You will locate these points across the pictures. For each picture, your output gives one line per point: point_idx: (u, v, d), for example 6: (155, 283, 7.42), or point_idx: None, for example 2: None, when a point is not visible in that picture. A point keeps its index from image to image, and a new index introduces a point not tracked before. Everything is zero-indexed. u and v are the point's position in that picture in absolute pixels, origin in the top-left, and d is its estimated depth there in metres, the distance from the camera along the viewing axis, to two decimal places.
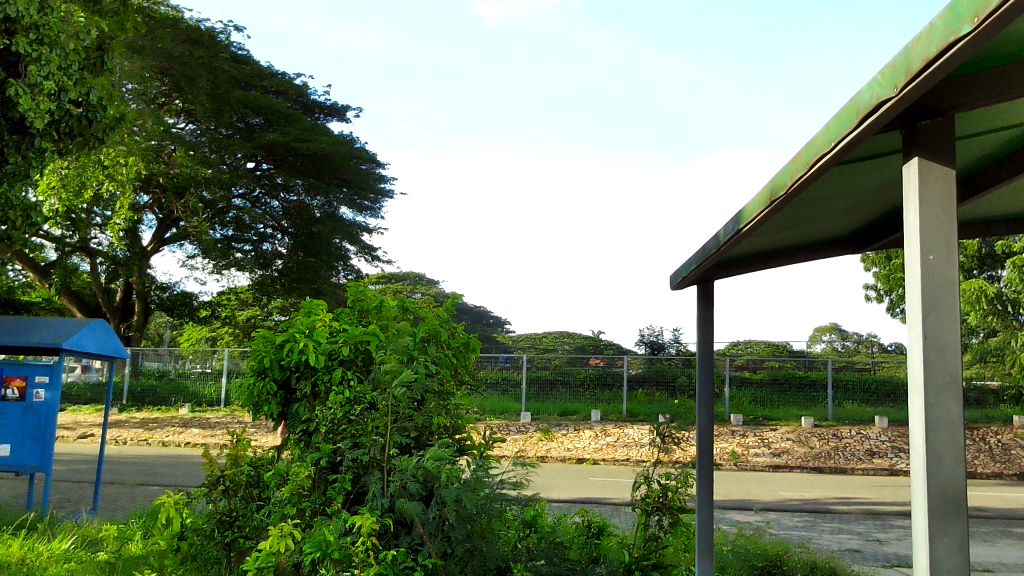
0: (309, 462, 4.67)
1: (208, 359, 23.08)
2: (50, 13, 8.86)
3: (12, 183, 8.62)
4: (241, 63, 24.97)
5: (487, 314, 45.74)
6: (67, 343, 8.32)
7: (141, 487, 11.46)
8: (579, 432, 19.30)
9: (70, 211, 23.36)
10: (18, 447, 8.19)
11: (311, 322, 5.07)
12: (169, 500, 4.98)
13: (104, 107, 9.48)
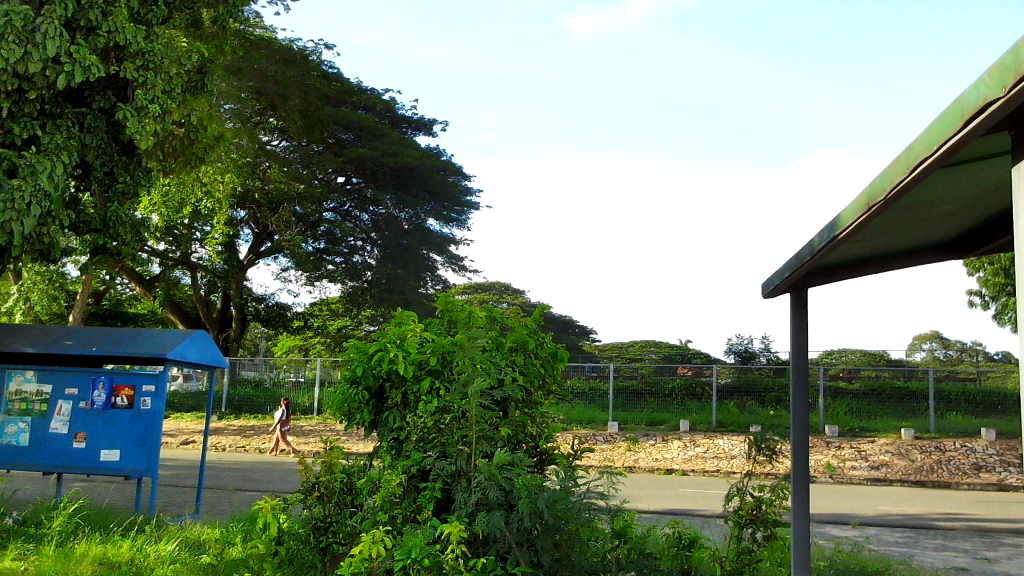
0: (400, 470, 4.77)
1: (302, 368, 23.75)
2: (155, 39, 9.18)
3: (122, 201, 9.62)
4: (331, 81, 25.77)
5: (572, 323, 45.63)
6: (171, 353, 8.69)
7: (240, 493, 11.85)
8: (668, 443, 19.05)
9: (172, 227, 24.33)
10: (126, 453, 8.61)
11: (403, 332, 5.16)
12: (267, 504, 5.17)
13: (204, 127, 9.99)
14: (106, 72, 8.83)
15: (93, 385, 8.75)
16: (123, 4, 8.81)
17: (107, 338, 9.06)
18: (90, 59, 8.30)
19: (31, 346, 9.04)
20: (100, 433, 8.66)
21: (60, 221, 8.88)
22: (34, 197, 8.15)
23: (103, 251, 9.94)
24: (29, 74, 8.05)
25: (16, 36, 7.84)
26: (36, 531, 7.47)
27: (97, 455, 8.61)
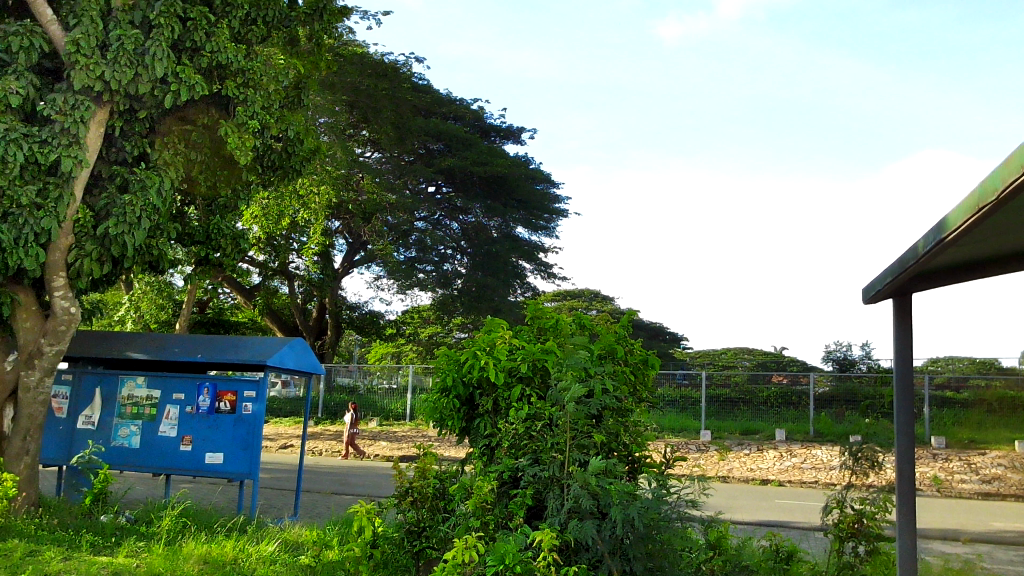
0: (492, 476, 4.81)
1: (394, 375, 24.06)
2: (255, 57, 9.48)
3: (224, 214, 10.19)
4: (422, 92, 26.23)
5: (663, 331, 45.09)
6: (271, 359, 9.00)
7: (336, 496, 12.17)
8: (763, 453, 18.63)
9: (272, 238, 25.14)
10: (229, 456, 8.93)
11: (493, 339, 5.19)
12: (362, 509, 5.27)
13: (302, 141, 10.21)
14: (210, 91, 9.19)
15: (199, 391, 9.12)
16: (225, 25, 9.13)
17: (211, 345, 9.44)
18: (195, 78, 8.67)
19: (141, 352, 9.49)
20: (205, 436, 9.03)
21: (168, 234, 9.30)
22: (144, 211, 8.58)
23: (207, 262, 10.44)
24: (139, 94, 8.48)
25: (127, 59, 8.26)
26: (147, 530, 7.82)
27: (203, 457, 8.98)
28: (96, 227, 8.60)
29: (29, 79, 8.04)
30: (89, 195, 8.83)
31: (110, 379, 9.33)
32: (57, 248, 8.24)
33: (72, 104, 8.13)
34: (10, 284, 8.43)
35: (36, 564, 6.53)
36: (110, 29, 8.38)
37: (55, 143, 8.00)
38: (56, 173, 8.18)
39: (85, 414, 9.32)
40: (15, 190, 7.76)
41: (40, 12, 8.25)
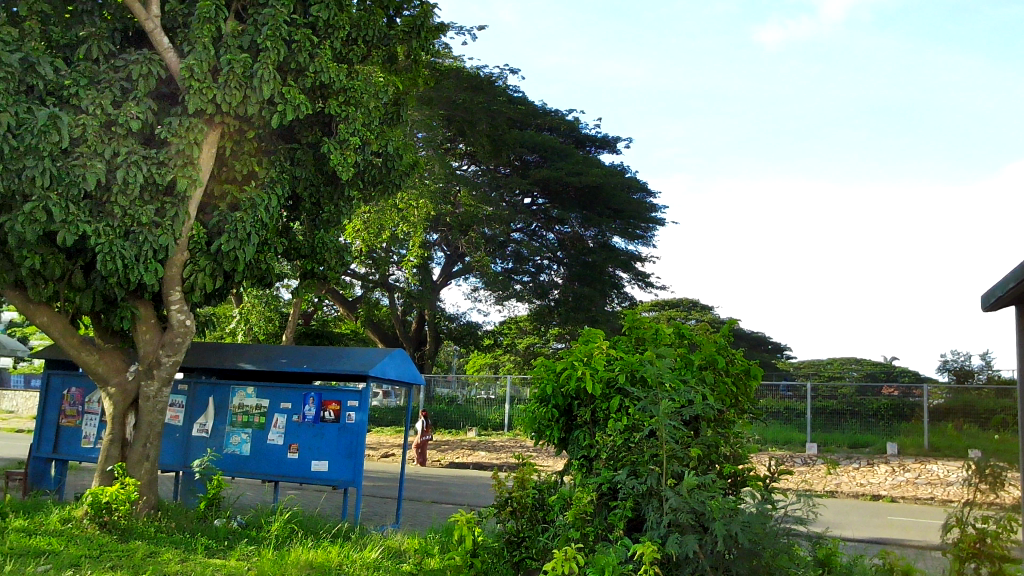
0: (591, 488, 4.78)
1: (492, 385, 24.27)
2: (356, 76, 9.75)
3: (327, 230, 10.48)
4: (517, 104, 26.40)
5: (765, 339, 43.98)
6: (373, 370, 9.21)
7: (437, 505, 12.34)
8: (874, 468, 17.96)
9: (371, 251, 25.40)
10: (334, 464, 9.17)
11: (590, 350, 5.11)
12: (463, 517, 5.31)
13: (401, 156, 10.42)
14: (313, 110, 9.49)
15: (305, 400, 9.40)
16: (327, 45, 9.42)
17: (316, 356, 9.72)
18: (299, 98, 8.96)
19: (251, 363, 9.85)
20: (311, 444, 9.30)
21: (275, 249, 9.66)
22: (253, 228, 8.95)
23: (312, 275, 10.82)
24: (248, 115, 8.84)
25: (236, 82, 8.62)
26: (257, 535, 8.12)
27: (308, 465, 9.25)
28: (209, 243, 9.00)
29: (147, 105, 8.47)
30: (202, 213, 9.26)
31: (222, 389, 9.75)
32: (174, 264, 8.67)
33: (187, 127, 8.53)
34: (131, 298, 8.91)
35: (157, 565, 6.88)
36: (221, 54, 8.76)
37: (172, 164, 8.41)
38: (173, 193, 8.61)
39: (199, 422, 9.76)
40: (136, 209, 8.21)
41: (157, 41, 8.70)
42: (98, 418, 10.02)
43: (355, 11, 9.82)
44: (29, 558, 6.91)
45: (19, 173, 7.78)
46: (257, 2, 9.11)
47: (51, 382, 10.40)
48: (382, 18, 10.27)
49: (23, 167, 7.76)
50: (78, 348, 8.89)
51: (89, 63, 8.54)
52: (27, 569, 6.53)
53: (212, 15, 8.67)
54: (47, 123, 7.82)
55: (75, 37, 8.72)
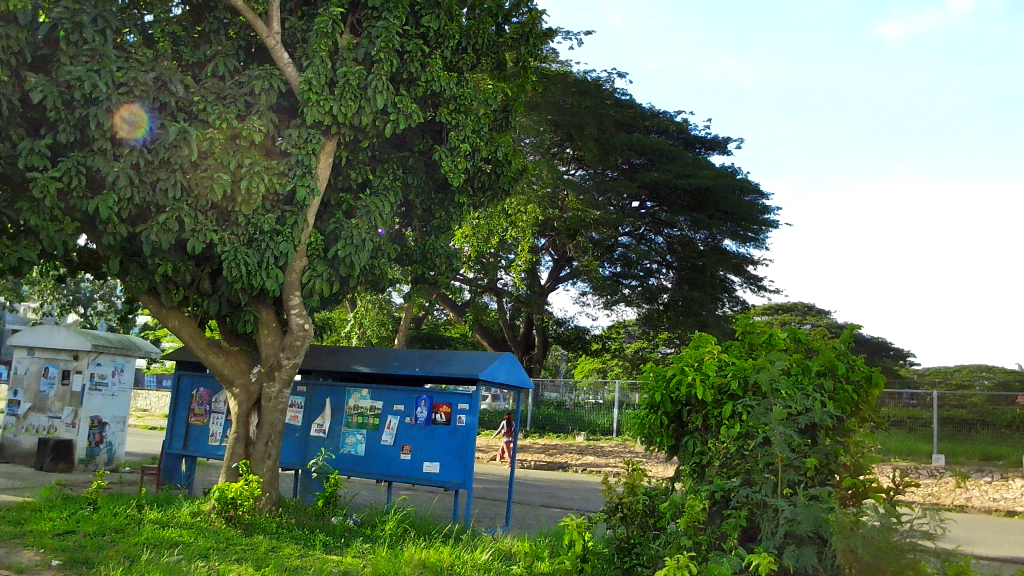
0: (703, 496, 4.69)
1: (601, 390, 24.11)
2: (465, 84, 9.92)
3: (438, 235, 10.70)
4: (624, 108, 26.20)
5: (886, 345, 42.10)
6: (483, 373, 9.31)
7: (546, 509, 12.37)
8: (1007, 482, 16.94)
9: (480, 256, 25.70)
10: (445, 466, 9.32)
11: (701, 355, 5.00)
12: (573, 522, 5.30)
13: (510, 162, 10.52)
14: (425, 118, 9.71)
15: (417, 403, 9.61)
16: (438, 55, 9.63)
17: (427, 360, 9.91)
18: (411, 108, 9.19)
19: (365, 365, 10.14)
20: (423, 446, 9.49)
21: (388, 255, 9.92)
22: (368, 234, 9.22)
23: (424, 280, 11.08)
24: (362, 125, 9.12)
25: (352, 93, 8.91)
26: (372, 532, 8.37)
27: (421, 466, 9.44)
28: (326, 250, 9.33)
29: (268, 118, 8.85)
30: (320, 221, 9.61)
31: (339, 391, 10.08)
32: (293, 270, 9.02)
33: (305, 138, 8.87)
34: (253, 303, 9.33)
35: (280, 559, 7.20)
36: (337, 66, 9.07)
37: (291, 174, 8.78)
38: (292, 202, 8.96)
39: (317, 422, 10.12)
40: (258, 218, 8.61)
41: (278, 56, 9.07)
42: (224, 417, 10.54)
43: (464, 20, 9.99)
44: (163, 548, 7.34)
45: (153, 186, 8.27)
46: (372, 15, 9.39)
47: (181, 382, 10.99)
48: (491, 26, 10.41)
49: (156, 180, 8.24)
50: (206, 351, 9.38)
51: (216, 79, 9.00)
52: (162, 558, 6.95)
53: (329, 30, 8.99)
54: (178, 139, 8.20)
55: (203, 56, 9.20)
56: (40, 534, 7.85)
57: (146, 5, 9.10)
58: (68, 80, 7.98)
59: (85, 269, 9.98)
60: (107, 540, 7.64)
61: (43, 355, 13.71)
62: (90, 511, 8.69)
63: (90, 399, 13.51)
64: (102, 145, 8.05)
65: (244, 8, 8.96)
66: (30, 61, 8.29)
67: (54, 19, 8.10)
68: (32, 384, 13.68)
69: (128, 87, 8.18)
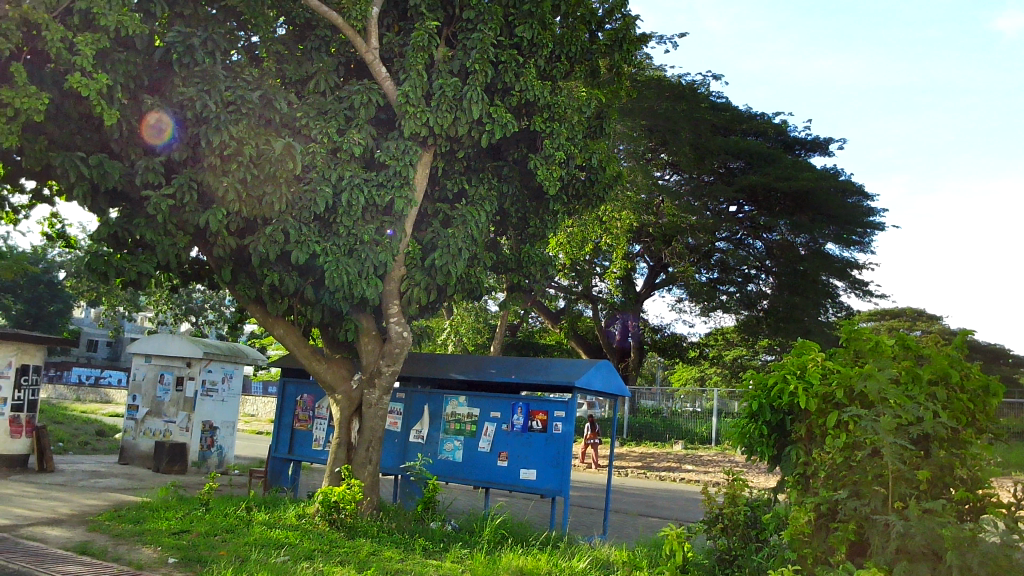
0: (808, 508, 4.56)
1: (699, 398, 23.49)
2: (559, 92, 9.95)
3: (533, 243, 10.76)
4: (720, 111, 25.71)
5: (1005, 352, 39.90)
6: (579, 381, 9.29)
7: (644, 518, 12.25)
8: None
9: (575, 264, 25.66)
10: (541, 473, 9.34)
11: (804, 363, 4.84)
12: (673, 532, 5.21)
13: (604, 169, 10.50)
14: (519, 127, 9.78)
15: (514, 410, 9.68)
16: (532, 64, 9.69)
17: (523, 367, 9.96)
18: (506, 117, 9.28)
19: (462, 373, 10.27)
20: (519, 453, 9.53)
21: (484, 263, 10.05)
22: (464, 243, 9.37)
23: (520, 288, 11.16)
24: (458, 135, 9.27)
25: (448, 104, 9.06)
26: (470, 538, 8.45)
27: (517, 473, 9.48)
28: (424, 259, 9.52)
29: (367, 131, 9.09)
30: (417, 230, 9.79)
31: (437, 398, 10.24)
32: (392, 279, 9.22)
33: (402, 150, 9.07)
34: (354, 312, 9.58)
35: (381, 561, 7.36)
36: (433, 79, 9.24)
37: (389, 185, 8.99)
38: (391, 213, 9.17)
39: (415, 428, 10.30)
40: (358, 229, 8.83)
41: (377, 71, 9.31)
42: (327, 422, 10.86)
43: (558, 29, 10.04)
44: (271, 549, 7.61)
45: (260, 199, 8.59)
46: (467, 27, 9.54)
47: (286, 389, 11.36)
48: (585, 33, 10.40)
49: (262, 193, 8.57)
50: (309, 358, 9.68)
51: (318, 95, 9.32)
52: (270, 558, 7.19)
53: (426, 43, 9.16)
54: (284, 152, 8.49)
55: (305, 72, 9.53)
56: (157, 532, 8.24)
57: (252, 26, 9.49)
58: (181, 100, 8.39)
59: (198, 280, 10.45)
60: (218, 540, 7.96)
61: (159, 362, 14.45)
62: (202, 512, 9.08)
63: (202, 405, 14.11)
64: (212, 161, 8.42)
65: (344, 25, 9.22)
66: (146, 84, 8.76)
67: (168, 43, 8.55)
68: (149, 390, 14.42)
69: (235, 105, 8.54)
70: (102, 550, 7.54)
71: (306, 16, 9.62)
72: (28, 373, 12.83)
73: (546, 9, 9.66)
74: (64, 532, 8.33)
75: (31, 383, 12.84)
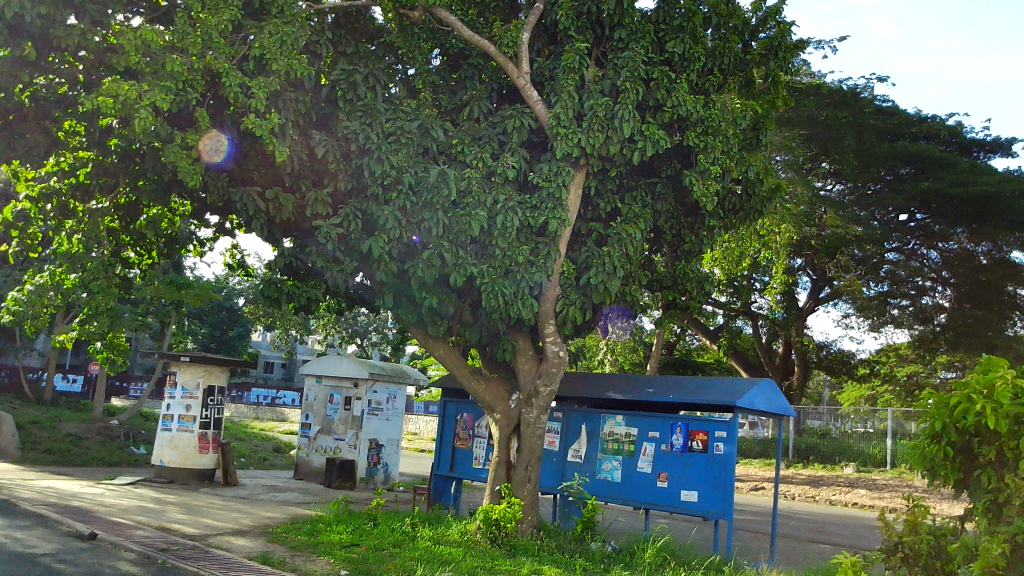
0: (1004, 539, 4.19)
1: (871, 419, 22.43)
2: (713, 106, 9.74)
3: (689, 259, 10.60)
4: (887, 115, 24.14)
5: None
6: (741, 400, 8.99)
7: (813, 544, 11.73)
8: None
9: (733, 279, 25.00)
10: (704, 495, 9.08)
11: (991, 381, 4.44)
12: (848, 560, 4.94)
13: (762, 181, 10.21)
14: (672, 143, 9.67)
15: (673, 430, 9.50)
16: (684, 79, 9.57)
17: (682, 387, 9.77)
18: (659, 134, 9.21)
19: (619, 392, 10.20)
20: (680, 474, 9.33)
21: (639, 281, 9.99)
22: (619, 261, 9.34)
23: (676, 306, 11.02)
24: (611, 154, 9.30)
25: (599, 124, 9.08)
26: (631, 560, 8.33)
27: (679, 494, 9.28)
28: (578, 278, 9.59)
29: (521, 154, 9.27)
30: (572, 250, 9.87)
31: (594, 417, 10.24)
32: (548, 299, 9.31)
33: (555, 171, 9.18)
34: (511, 332, 9.74)
35: None
36: (584, 99, 9.30)
37: (543, 207, 9.12)
38: (545, 233, 9.28)
39: (574, 448, 10.31)
40: (514, 250, 8.96)
41: (528, 95, 9.45)
42: (486, 441, 11.07)
43: (709, 41, 9.90)
44: (435, 564, 7.80)
45: (419, 225, 8.90)
46: (618, 46, 9.57)
47: (447, 408, 11.69)
48: (738, 44, 10.16)
49: (421, 220, 8.87)
50: (469, 378, 9.96)
51: (472, 122, 9.62)
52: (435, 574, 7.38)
53: (577, 65, 9.28)
54: (439, 180, 8.78)
55: (460, 101, 9.85)
56: (330, 545, 8.64)
57: (409, 60, 9.93)
58: (345, 134, 8.87)
59: (363, 304, 10.91)
60: (387, 554, 8.25)
61: (329, 383, 15.24)
62: (370, 526, 9.47)
63: (369, 423, 14.76)
64: (375, 191, 8.82)
65: (496, 52, 9.47)
66: (314, 120, 9.33)
67: (333, 81, 9.10)
68: (321, 409, 15.19)
69: (395, 135, 8.94)
70: (281, 561, 7.98)
71: (459, 46, 9.96)
72: (214, 394, 13.82)
73: (698, 22, 9.60)
74: (248, 543, 8.89)
75: (217, 403, 13.83)
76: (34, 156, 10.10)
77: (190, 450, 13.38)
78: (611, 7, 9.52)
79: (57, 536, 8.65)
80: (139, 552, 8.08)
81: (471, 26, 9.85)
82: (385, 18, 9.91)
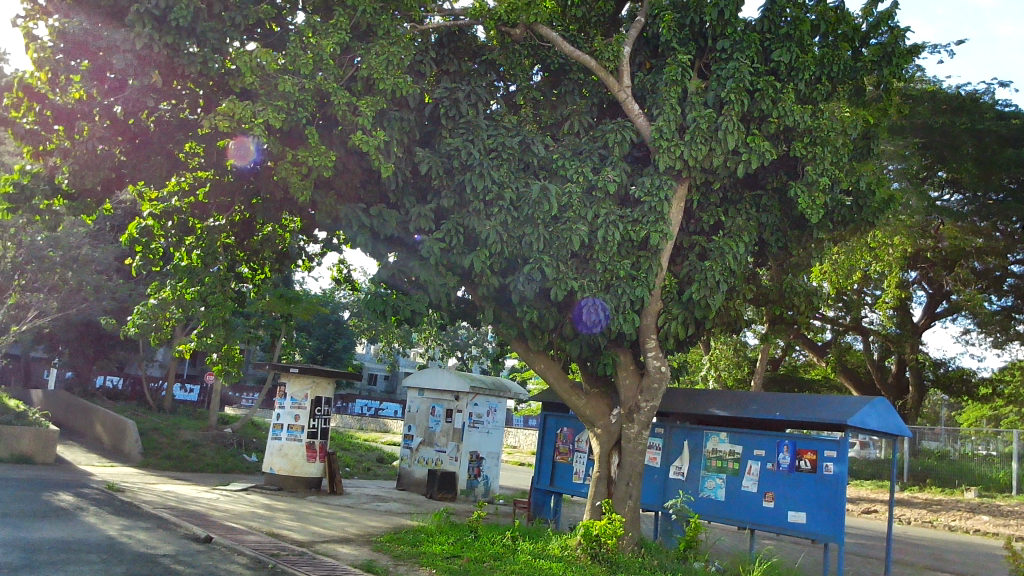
0: None
1: (993, 441, 21.16)
2: (822, 116, 9.49)
3: (795, 273, 10.31)
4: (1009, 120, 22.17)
5: None
6: (852, 419, 8.67)
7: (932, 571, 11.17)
8: None
9: (842, 294, 24.18)
10: (813, 516, 8.79)
11: None
12: None
13: (874, 193, 9.87)
14: (778, 154, 9.47)
15: (779, 448, 9.24)
16: (791, 88, 9.35)
17: (789, 404, 9.48)
18: (764, 146, 9.02)
19: (723, 409, 9.99)
20: (788, 494, 9.06)
21: (743, 295, 9.80)
22: (722, 275, 9.19)
23: (782, 320, 10.73)
24: (714, 166, 9.17)
25: (702, 136, 8.96)
26: None
27: (785, 515, 9.01)
28: (681, 293, 9.46)
29: (622, 168, 9.21)
30: (674, 263, 9.76)
31: (697, 433, 10.04)
32: (649, 313, 9.23)
33: (658, 184, 9.09)
34: (612, 346, 9.69)
35: None
36: (686, 111, 9.21)
37: (645, 221, 9.01)
38: (647, 247, 9.20)
39: (676, 464, 10.15)
40: (615, 265, 8.93)
41: (630, 108, 9.43)
42: (587, 456, 11.02)
43: (818, 49, 9.60)
44: None
45: (520, 240, 8.96)
46: (722, 57, 9.42)
47: (547, 422, 11.69)
48: (848, 51, 9.80)
49: (522, 235, 8.93)
50: (569, 392, 9.95)
51: (573, 136, 9.65)
52: None
53: (680, 77, 9.19)
54: (540, 195, 8.82)
55: (561, 116, 9.90)
56: (432, 555, 8.76)
57: (510, 77, 10.04)
58: (449, 151, 9.06)
59: (465, 317, 11.03)
60: (487, 566, 8.29)
61: (431, 395, 15.48)
62: (471, 538, 9.55)
63: (469, 435, 14.94)
64: (477, 206, 8.93)
65: (597, 67, 9.49)
66: (419, 138, 9.55)
67: (437, 99, 9.30)
68: (423, 420, 15.44)
69: (497, 151, 9.07)
70: (384, 570, 8.12)
71: (560, 61, 10.00)
72: (321, 404, 14.21)
73: (805, 29, 9.38)
74: (353, 551, 9.10)
75: (324, 413, 14.22)
76: (158, 177, 10.67)
77: (298, 458, 13.83)
78: (714, 17, 9.39)
79: (176, 538, 9.06)
80: (251, 556, 8.37)
81: (572, 41, 9.90)
82: (487, 36, 9.96)
